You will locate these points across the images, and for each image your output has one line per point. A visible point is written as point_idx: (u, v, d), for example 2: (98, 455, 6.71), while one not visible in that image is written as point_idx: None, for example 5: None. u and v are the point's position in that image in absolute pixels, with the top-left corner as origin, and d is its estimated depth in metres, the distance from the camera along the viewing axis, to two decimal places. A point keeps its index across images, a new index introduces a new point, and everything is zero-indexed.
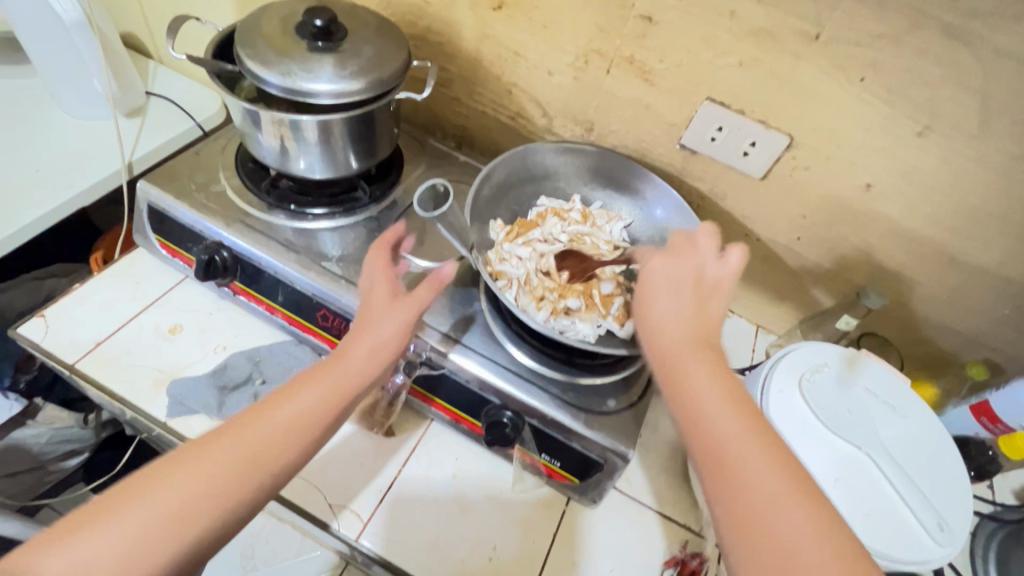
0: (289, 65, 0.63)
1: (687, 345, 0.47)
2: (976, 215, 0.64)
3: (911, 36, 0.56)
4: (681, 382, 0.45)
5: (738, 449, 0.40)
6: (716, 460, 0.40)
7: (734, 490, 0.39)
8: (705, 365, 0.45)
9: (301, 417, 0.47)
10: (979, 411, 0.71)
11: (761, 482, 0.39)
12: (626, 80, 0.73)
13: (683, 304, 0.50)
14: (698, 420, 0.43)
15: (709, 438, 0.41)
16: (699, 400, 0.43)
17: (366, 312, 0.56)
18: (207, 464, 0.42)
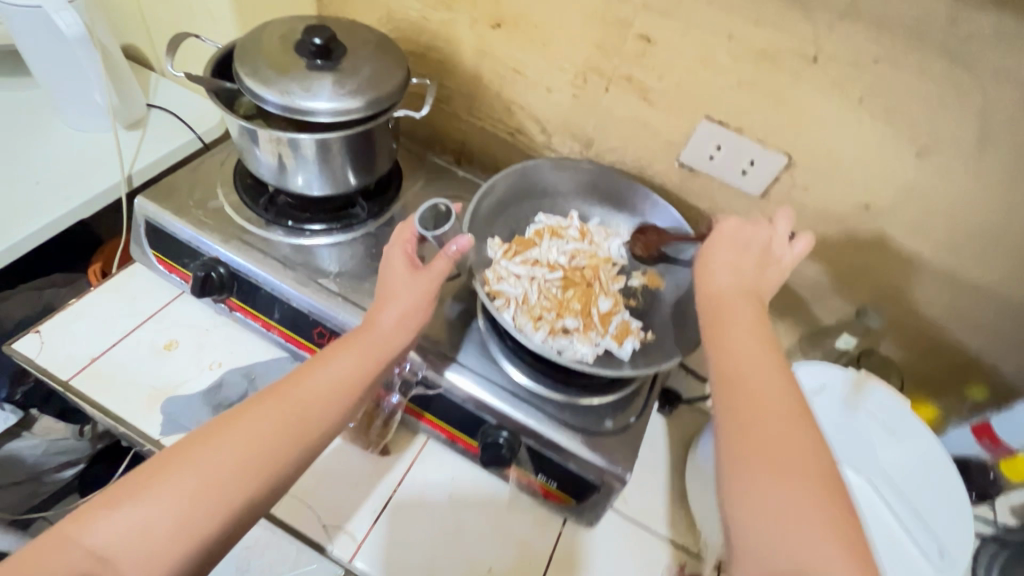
0: (288, 83, 0.63)
1: (732, 290, 0.53)
2: (976, 236, 0.64)
3: (909, 59, 0.56)
4: (723, 316, 0.51)
5: (757, 374, 0.46)
6: (736, 377, 0.46)
7: (745, 402, 0.45)
8: (749, 310, 0.51)
9: (337, 381, 0.53)
10: (981, 432, 0.71)
11: (768, 402, 0.45)
12: (625, 98, 0.73)
13: (734, 259, 0.56)
14: (725, 345, 0.49)
15: (733, 361, 0.48)
16: (733, 333, 0.49)
17: (388, 283, 0.60)
18: (255, 423, 0.48)
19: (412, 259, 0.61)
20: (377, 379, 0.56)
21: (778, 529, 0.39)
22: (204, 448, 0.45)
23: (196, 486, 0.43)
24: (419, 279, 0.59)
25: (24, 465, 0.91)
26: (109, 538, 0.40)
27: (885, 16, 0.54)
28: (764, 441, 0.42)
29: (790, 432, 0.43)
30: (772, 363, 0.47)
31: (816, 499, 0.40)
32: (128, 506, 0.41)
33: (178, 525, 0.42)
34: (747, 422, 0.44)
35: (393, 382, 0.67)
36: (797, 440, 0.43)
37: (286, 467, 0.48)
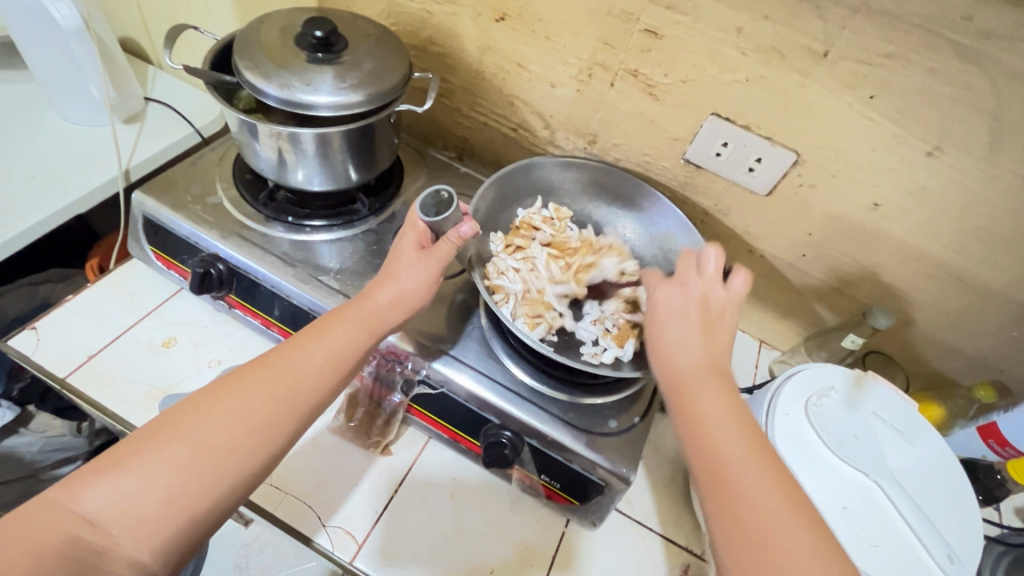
0: (288, 77, 0.62)
1: (697, 374, 0.48)
2: (987, 234, 0.63)
3: (922, 55, 0.55)
4: (689, 412, 0.46)
5: (754, 486, 0.41)
6: (726, 493, 0.41)
7: (741, 520, 0.39)
8: (716, 395, 0.47)
9: (333, 353, 0.52)
10: (987, 433, 0.70)
11: (773, 523, 0.39)
12: (631, 95, 0.72)
13: (694, 332, 0.51)
14: (702, 444, 0.44)
15: (715, 466, 0.42)
16: (708, 429, 0.45)
17: (395, 259, 0.60)
18: (247, 393, 0.47)
19: (424, 236, 0.60)
20: (370, 352, 0.55)
21: None
22: (195, 417, 0.44)
23: (187, 457, 0.42)
24: (422, 260, 0.59)
25: (20, 462, 0.90)
26: (101, 505, 0.39)
27: (899, 12, 0.53)
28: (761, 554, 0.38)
29: (798, 555, 0.37)
30: (762, 466, 0.42)
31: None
32: (118, 475, 0.41)
33: (170, 494, 0.41)
34: (751, 552, 0.38)
35: (394, 381, 0.67)
36: (804, 554, 0.38)
37: (279, 437, 0.47)
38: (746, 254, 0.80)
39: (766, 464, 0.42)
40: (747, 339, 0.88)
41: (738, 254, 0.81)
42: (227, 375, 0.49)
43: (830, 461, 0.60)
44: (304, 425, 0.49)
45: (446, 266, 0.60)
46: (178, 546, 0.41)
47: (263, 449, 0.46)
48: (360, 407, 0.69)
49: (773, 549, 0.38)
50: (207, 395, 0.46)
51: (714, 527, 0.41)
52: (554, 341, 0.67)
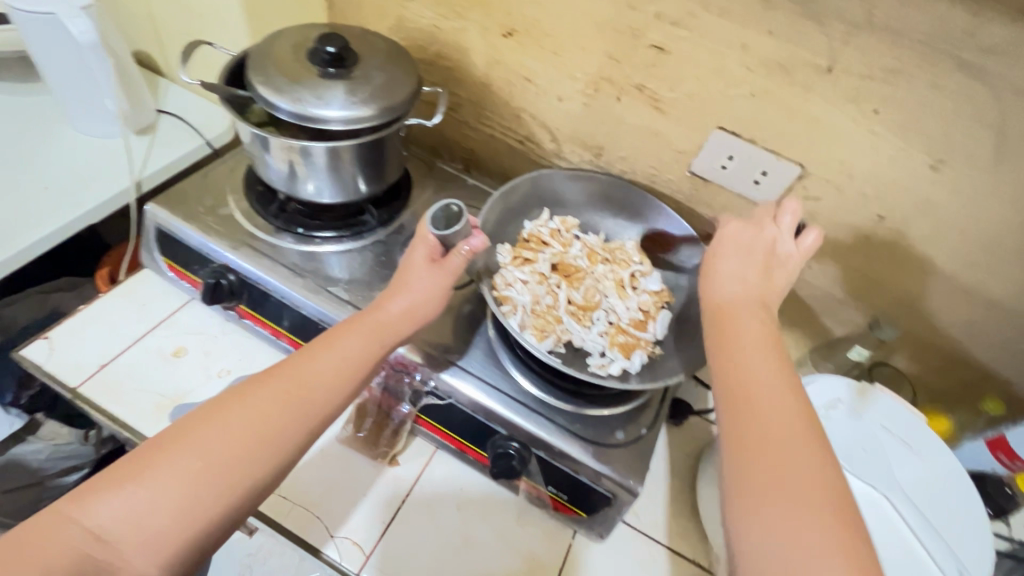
0: (301, 91, 0.63)
1: (740, 303, 0.54)
2: (992, 247, 0.63)
3: (926, 71, 0.55)
4: (729, 328, 0.52)
5: (773, 395, 0.46)
6: (744, 396, 0.46)
7: (751, 418, 0.45)
8: (755, 323, 0.52)
9: (343, 364, 0.52)
10: (996, 445, 0.70)
11: (780, 425, 0.44)
12: (636, 108, 0.73)
13: (745, 271, 0.57)
14: (733, 358, 0.49)
15: (740, 374, 0.48)
16: (742, 346, 0.50)
17: (405, 271, 0.61)
18: (258, 403, 0.47)
19: (434, 249, 0.61)
20: (380, 363, 0.56)
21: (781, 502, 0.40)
22: (208, 428, 0.45)
23: (199, 470, 0.42)
24: (431, 272, 0.60)
25: (27, 469, 0.91)
26: (111, 519, 0.39)
27: (902, 28, 0.54)
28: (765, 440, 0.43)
29: (800, 456, 0.42)
30: (785, 384, 0.47)
31: (827, 524, 0.39)
32: (131, 487, 0.41)
33: (181, 507, 0.41)
34: (754, 443, 0.43)
35: (402, 391, 0.67)
36: (802, 456, 0.42)
37: (290, 448, 0.47)
38: None
39: (791, 381, 0.47)
40: None
41: None
42: (239, 385, 0.49)
43: None
44: (313, 437, 0.50)
45: (455, 278, 0.61)
46: (186, 559, 0.41)
47: (274, 461, 0.46)
48: (369, 417, 0.69)
49: (773, 444, 0.43)
50: (218, 406, 0.46)
51: (724, 414, 0.46)
52: (563, 352, 0.67)
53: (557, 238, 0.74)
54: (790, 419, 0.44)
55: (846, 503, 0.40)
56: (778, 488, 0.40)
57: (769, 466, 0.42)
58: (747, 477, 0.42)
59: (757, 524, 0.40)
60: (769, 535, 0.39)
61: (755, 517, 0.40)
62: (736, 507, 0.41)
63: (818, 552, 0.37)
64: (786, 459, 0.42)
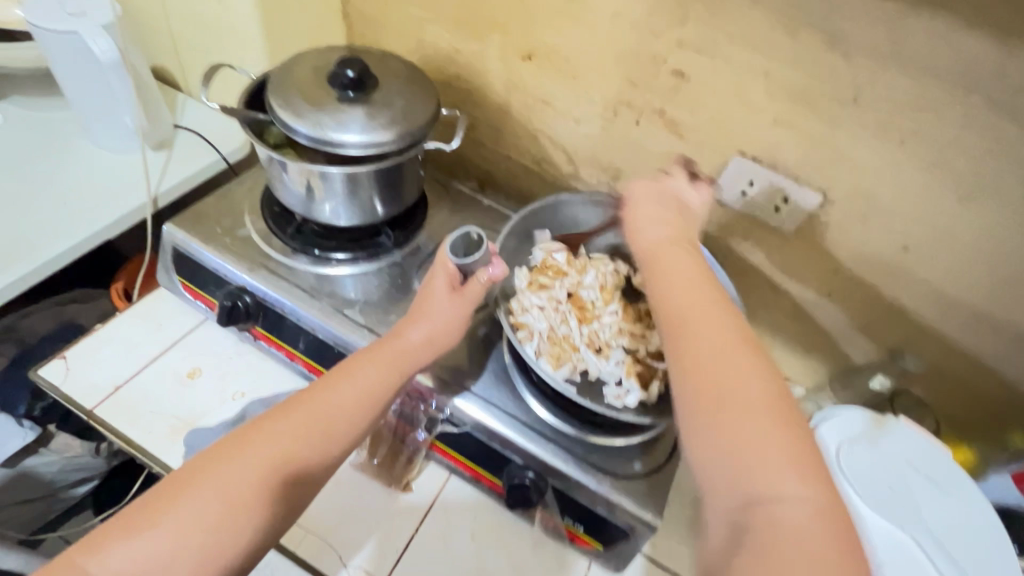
0: (320, 116, 0.63)
1: (667, 239, 0.54)
2: (1020, 281, 0.62)
3: (956, 104, 0.54)
4: (656, 271, 0.52)
5: (710, 317, 0.46)
6: (683, 325, 0.46)
7: (692, 345, 0.45)
8: (681, 256, 0.52)
9: (364, 395, 0.52)
10: (1022, 479, 0.69)
11: (721, 345, 0.44)
12: (656, 133, 0.73)
13: (666, 209, 0.57)
14: (665, 295, 0.49)
15: (674, 313, 0.48)
16: (671, 280, 0.50)
17: (425, 297, 0.60)
18: (275, 438, 0.46)
19: (453, 277, 0.61)
20: (398, 392, 0.55)
21: (731, 431, 0.40)
22: (227, 467, 0.44)
23: (221, 513, 0.42)
24: (451, 301, 0.60)
25: (41, 482, 0.91)
26: (133, 567, 0.38)
27: (931, 61, 0.53)
28: (707, 371, 0.43)
29: (742, 377, 0.42)
30: (716, 303, 0.48)
31: (776, 428, 0.40)
32: (153, 531, 0.40)
33: (204, 552, 0.40)
34: (697, 366, 0.44)
35: (418, 418, 0.66)
36: (737, 367, 0.43)
37: (310, 484, 0.47)
38: (771, 291, 0.80)
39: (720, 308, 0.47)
40: None
41: (763, 291, 0.80)
42: (255, 419, 0.48)
43: (866, 517, 0.59)
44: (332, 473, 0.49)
45: (473, 306, 0.61)
46: None
47: (295, 497, 0.46)
48: (384, 443, 0.68)
49: (715, 364, 0.43)
50: (236, 441, 0.46)
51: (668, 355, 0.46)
52: (579, 382, 0.66)
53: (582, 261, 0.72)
54: (728, 338, 0.45)
55: (789, 404, 0.42)
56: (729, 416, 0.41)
57: (714, 383, 0.42)
58: (695, 399, 0.43)
59: (714, 444, 0.40)
60: (723, 448, 0.40)
61: (709, 435, 0.41)
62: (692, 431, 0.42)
63: (775, 453, 0.39)
64: (731, 386, 0.42)
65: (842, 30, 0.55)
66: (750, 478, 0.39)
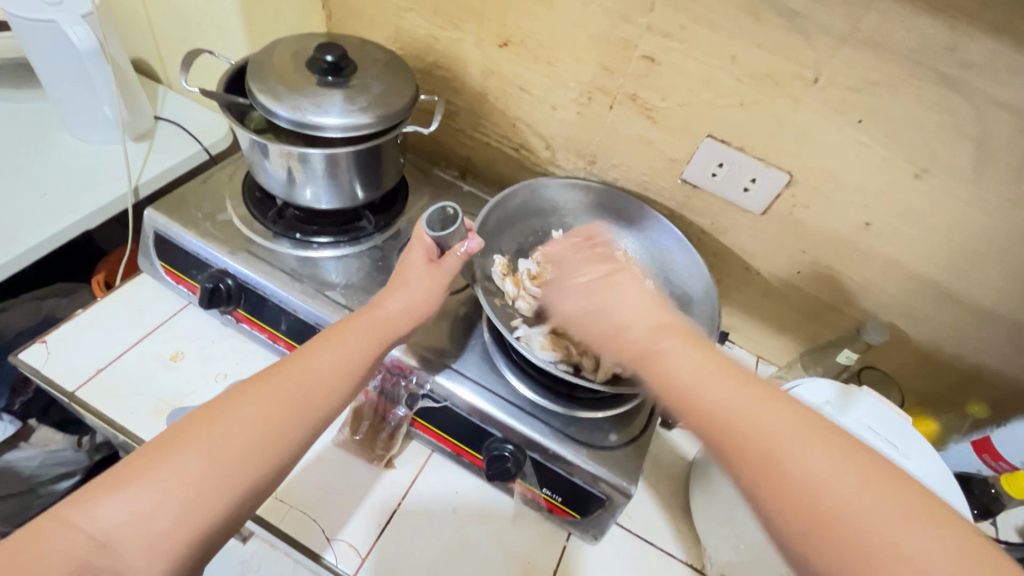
0: (299, 100, 0.64)
1: (647, 328, 0.50)
2: (974, 255, 0.65)
3: (908, 84, 0.57)
4: (658, 371, 0.47)
5: (756, 418, 0.41)
6: (732, 444, 0.41)
7: (751, 455, 0.40)
8: (675, 345, 0.48)
9: (345, 362, 0.53)
10: (981, 448, 0.72)
11: (783, 447, 0.40)
12: (629, 117, 0.75)
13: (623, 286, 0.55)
14: (690, 396, 0.44)
15: (711, 416, 0.43)
16: (684, 379, 0.45)
17: (404, 272, 0.62)
18: (257, 403, 0.47)
19: (431, 251, 0.62)
20: (378, 362, 0.57)
21: (848, 534, 0.36)
22: (210, 428, 0.45)
23: (204, 470, 0.43)
24: (430, 276, 0.61)
25: (19, 477, 0.90)
26: (116, 521, 0.40)
27: (886, 43, 0.56)
28: (788, 477, 0.38)
29: (818, 462, 0.38)
30: (749, 394, 0.43)
31: (886, 502, 0.36)
32: (136, 487, 0.41)
33: (187, 508, 0.41)
34: (780, 488, 0.38)
35: (398, 395, 0.68)
36: (807, 453, 0.39)
37: (292, 445, 0.48)
38: (743, 271, 0.82)
39: (742, 383, 0.44)
40: (744, 354, 0.90)
41: (735, 271, 0.83)
42: (240, 384, 0.50)
43: None
44: (313, 436, 0.50)
45: (451, 282, 0.63)
46: (193, 558, 0.41)
47: (277, 457, 0.47)
48: (365, 420, 0.70)
49: (794, 476, 0.38)
50: (220, 405, 0.47)
51: (732, 475, 0.41)
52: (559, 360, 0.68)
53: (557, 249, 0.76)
54: (785, 439, 0.40)
55: (893, 478, 0.38)
56: (836, 522, 0.36)
57: (808, 501, 0.37)
58: (800, 527, 0.37)
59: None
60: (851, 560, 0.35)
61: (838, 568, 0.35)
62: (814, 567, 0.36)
63: (900, 529, 0.35)
64: (819, 480, 0.38)
65: (801, 13, 0.58)
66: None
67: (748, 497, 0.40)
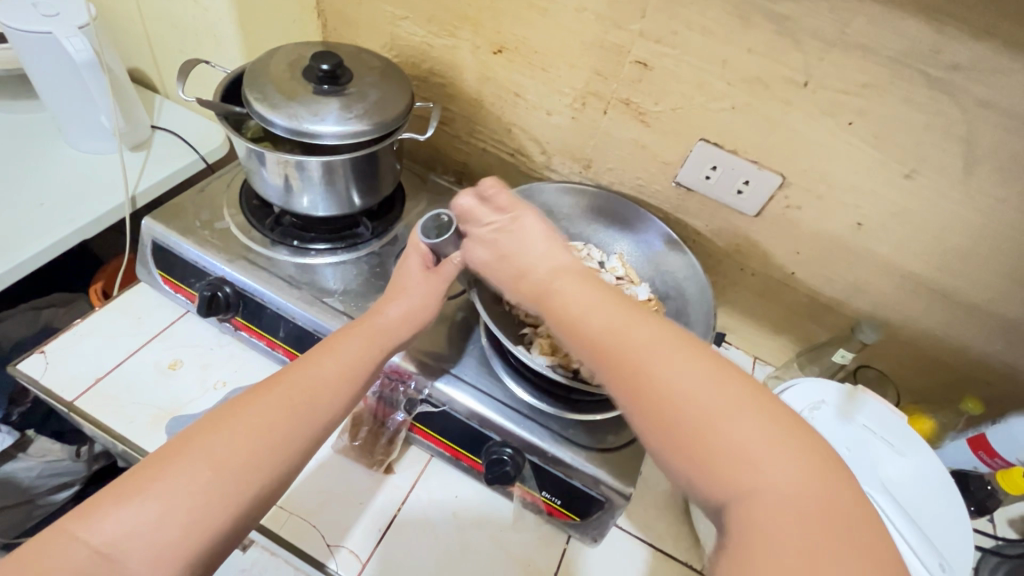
0: (296, 108, 0.65)
1: (546, 269, 0.51)
2: (965, 253, 0.66)
3: (897, 86, 0.58)
4: (551, 301, 0.49)
5: (632, 333, 0.43)
6: (610, 358, 0.43)
7: (618, 363, 0.42)
8: (567, 278, 0.49)
9: (347, 368, 0.54)
10: (977, 445, 0.72)
11: (644, 353, 0.41)
12: (623, 122, 0.76)
13: (529, 228, 0.56)
14: (572, 317, 0.46)
15: (586, 334, 0.45)
16: (567, 304, 0.47)
17: (403, 277, 0.63)
18: (261, 411, 0.48)
19: (428, 257, 0.63)
20: (379, 367, 0.57)
21: (691, 427, 0.38)
22: (213, 437, 0.45)
23: (209, 480, 0.43)
24: (429, 280, 0.62)
25: (18, 487, 0.90)
26: (121, 533, 0.40)
27: (874, 46, 0.57)
28: (645, 381, 0.40)
29: (673, 365, 0.40)
30: (622, 310, 0.45)
31: (727, 396, 0.38)
32: (141, 499, 0.41)
33: (193, 518, 0.41)
34: (638, 393, 0.40)
35: (397, 400, 0.68)
36: (663, 357, 0.41)
37: (295, 453, 0.48)
38: (739, 273, 0.83)
39: (617, 302, 0.46)
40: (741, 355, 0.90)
41: (731, 272, 0.84)
42: (243, 392, 0.50)
43: None
44: (316, 442, 0.50)
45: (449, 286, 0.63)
46: (200, 567, 0.42)
47: (280, 465, 0.47)
48: (364, 425, 0.70)
49: (655, 380, 0.40)
50: (224, 413, 0.47)
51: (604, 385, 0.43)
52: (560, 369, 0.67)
53: None
54: (653, 350, 0.41)
55: (743, 380, 0.40)
56: (681, 417, 0.38)
57: (665, 403, 0.39)
58: (656, 424, 0.39)
59: (694, 469, 0.37)
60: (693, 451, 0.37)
61: (691, 466, 0.37)
62: (675, 468, 0.38)
63: (737, 419, 0.37)
64: (671, 380, 0.39)
65: (791, 18, 0.59)
66: (731, 473, 0.36)
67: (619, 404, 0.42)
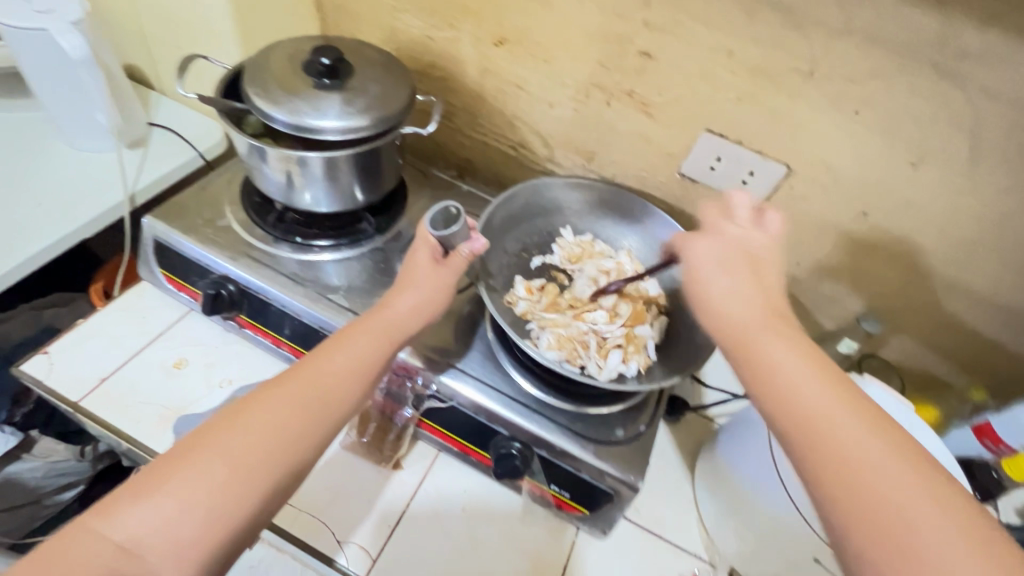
0: (297, 103, 0.64)
1: (760, 326, 0.48)
2: (969, 242, 0.66)
3: (903, 75, 0.58)
4: (755, 358, 0.46)
5: (845, 424, 0.40)
6: (828, 454, 0.39)
7: (825, 446, 0.40)
8: (783, 344, 0.46)
9: (357, 363, 0.53)
10: (981, 432, 0.72)
11: (859, 450, 0.39)
12: (627, 113, 0.75)
13: (743, 283, 0.51)
14: (777, 382, 0.44)
15: (791, 405, 0.42)
16: (777, 367, 0.44)
17: (409, 271, 0.62)
18: (272, 409, 0.47)
19: (436, 250, 0.62)
20: (388, 362, 0.57)
21: (899, 545, 0.35)
22: (226, 434, 0.45)
23: (223, 477, 0.43)
24: (436, 274, 0.61)
25: (22, 488, 0.89)
26: (135, 532, 0.39)
27: (880, 34, 0.56)
28: (857, 478, 0.38)
29: (890, 473, 0.38)
30: (837, 395, 0.42)
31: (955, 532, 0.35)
32: (154, 498, 0.41)
33: (208, 515, 0.41)
34: (845, 485, 0.38)
35: (404, 396, 0.68)
36: (884, 464, 0.38)
37: (308, 449, 0.48)
38: None
39: (834, 384, 0.43)
40: None
41: None
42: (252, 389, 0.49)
43: None
44: (328, 439, 0.50)
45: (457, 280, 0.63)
46: (216, 566, 0.42)
47: (293, 459, 0.47)
48: (372, 422, 0.70)
49: (871, 485, 0.37)
50: (235, 411, 0.47)
51: (796, 463, 0.41)
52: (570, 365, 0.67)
53: (569, 252, 0.78)
54: (886, 467, 0.38)
55: (985, 525, 0.36)
56: (892, 534, 0.36)
57: (888, 531, 0.36)
58: (859, 530, 0.37)
59: None
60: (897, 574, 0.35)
61: None
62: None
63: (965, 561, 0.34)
64: (888, 491, 0.37)
65: (797, 7, 0.58)
66: None
67: (811, 490, 0.40)
